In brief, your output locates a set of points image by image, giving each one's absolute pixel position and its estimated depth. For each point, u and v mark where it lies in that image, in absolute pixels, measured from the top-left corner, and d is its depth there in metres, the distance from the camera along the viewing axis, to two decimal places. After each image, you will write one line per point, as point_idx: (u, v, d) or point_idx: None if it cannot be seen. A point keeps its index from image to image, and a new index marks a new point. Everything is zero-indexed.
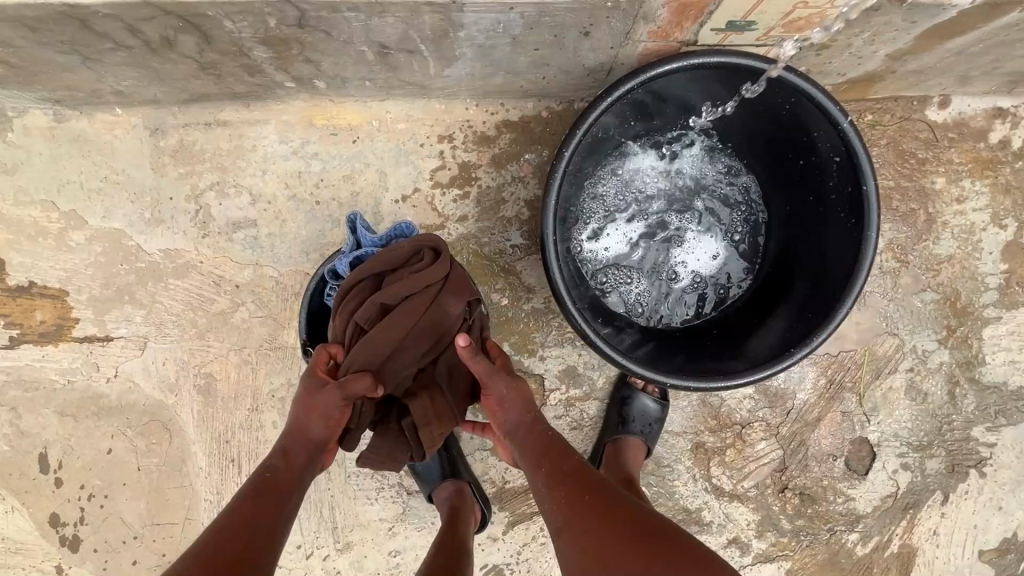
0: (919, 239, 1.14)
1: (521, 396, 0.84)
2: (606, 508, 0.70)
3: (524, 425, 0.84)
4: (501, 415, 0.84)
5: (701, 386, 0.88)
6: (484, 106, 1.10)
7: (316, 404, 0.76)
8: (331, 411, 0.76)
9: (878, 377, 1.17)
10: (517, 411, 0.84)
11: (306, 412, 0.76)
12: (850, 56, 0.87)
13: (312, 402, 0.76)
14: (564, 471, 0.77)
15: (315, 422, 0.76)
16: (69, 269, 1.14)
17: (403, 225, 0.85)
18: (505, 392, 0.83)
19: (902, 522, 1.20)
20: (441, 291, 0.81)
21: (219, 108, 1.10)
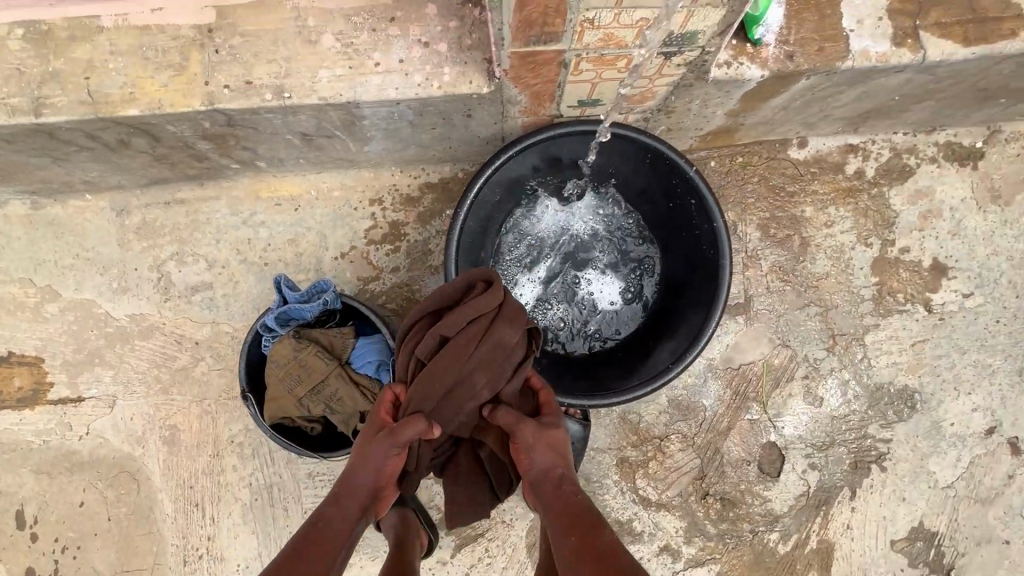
0: (797, 260, 1.30)
1: (557, 446, 0.83)
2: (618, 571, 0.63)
3: (553, 471, 0.80)
4: (528, 460, 0.82)
5: (594, 403, 1.01)
6: (407, 172, 1.27)
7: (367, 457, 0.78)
8: (385, 458, 0.78)
9: (778, 386, 1.30)
10: (547, 457, 0.81)
11: (360, 464, 0.77)
12: (696, 116, 1.05)
13: (363, 451, 0.78)
14: (582, 521, 0.72)
15: (367, 472, 0.77)
16: (45, 337, 1.27)
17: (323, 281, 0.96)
18: (540, 437, 0.82)
19: (817, 519, 1.31)
20: (494, 320, 0.87)
21: (177, 189, 1.27)
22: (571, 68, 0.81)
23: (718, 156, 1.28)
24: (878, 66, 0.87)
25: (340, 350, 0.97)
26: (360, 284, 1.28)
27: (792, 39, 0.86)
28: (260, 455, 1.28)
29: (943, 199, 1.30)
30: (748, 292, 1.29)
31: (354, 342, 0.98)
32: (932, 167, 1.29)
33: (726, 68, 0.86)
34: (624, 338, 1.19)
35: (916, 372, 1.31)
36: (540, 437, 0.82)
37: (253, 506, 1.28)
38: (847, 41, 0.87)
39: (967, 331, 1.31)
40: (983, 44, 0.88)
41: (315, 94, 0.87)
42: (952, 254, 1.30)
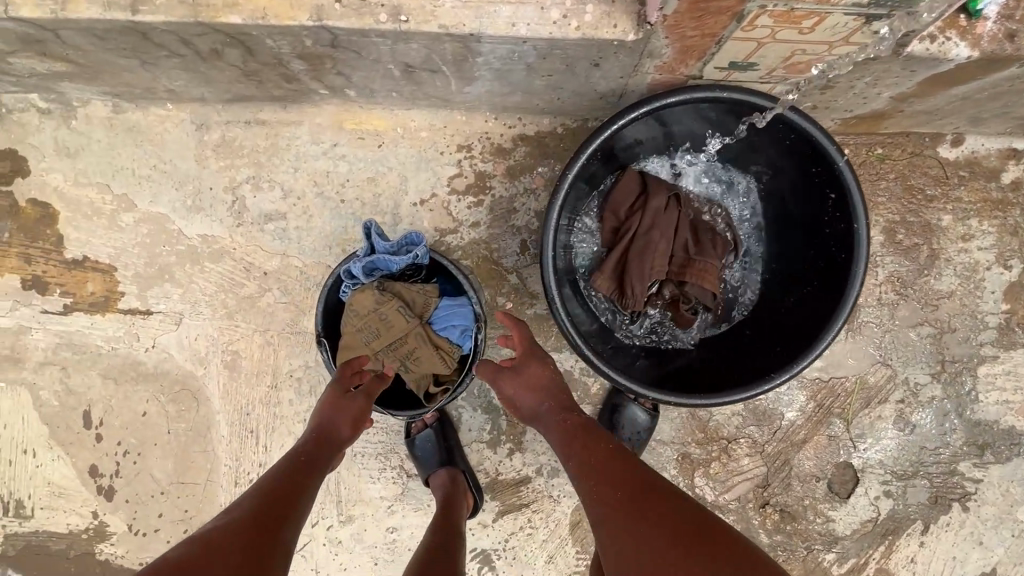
0: (920, 274, 1.15)
1: (546, 373, 0.94)
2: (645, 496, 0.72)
3: (544, 406, 0.91)
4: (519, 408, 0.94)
5: (681, 402, 0.92)
6: (502, 120, 1.16)
7: (337, 408, 0.83)
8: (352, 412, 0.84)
9: (868, 406, 1.20)
10: (537, 387, 0.93)
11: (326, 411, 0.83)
12: (854, 96, 0.91)
13: (331, 410, 0.83)
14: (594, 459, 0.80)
15: (344, 424, 0.83)
16: (119, 246, 1.26)
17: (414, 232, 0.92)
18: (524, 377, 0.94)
19: (880, 547, 1.23)
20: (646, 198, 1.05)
21: (259, 109, 1.20)
22: (744, 23, 0.68)
23: (853, 144, 1.12)
24: None
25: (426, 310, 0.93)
26: (436, 235, 1.20)
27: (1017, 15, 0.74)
28: (317, 394, 1.27)
29: None
30: (857, 301, 1.16)
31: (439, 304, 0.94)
32: None
33: (928, 43, 0.74)
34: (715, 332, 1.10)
35: None
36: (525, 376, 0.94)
37: None
38: None
39: None
40: None
41: (436, 21, 0.77)
42: None
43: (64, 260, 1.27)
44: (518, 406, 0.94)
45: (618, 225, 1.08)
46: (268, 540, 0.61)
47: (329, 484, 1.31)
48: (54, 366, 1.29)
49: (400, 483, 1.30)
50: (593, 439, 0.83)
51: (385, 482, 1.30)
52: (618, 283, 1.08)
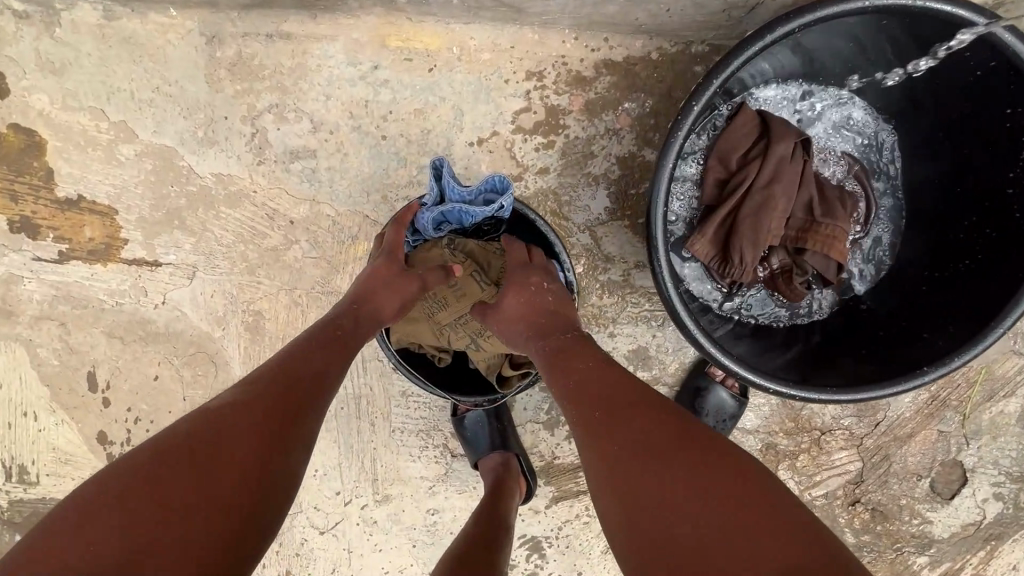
0: None
1: (531, 292, 0.79)
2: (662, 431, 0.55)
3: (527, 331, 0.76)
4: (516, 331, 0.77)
5: (810, 394, 0.76)
6: (584, 41, 0.94)
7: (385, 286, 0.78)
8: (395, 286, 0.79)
9: (988, 399, 1.04)
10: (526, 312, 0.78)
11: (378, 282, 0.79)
12: None
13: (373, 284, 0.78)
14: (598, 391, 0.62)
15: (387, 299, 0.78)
16: (119, 185, 1.07)
17: (495, 181, 0.83)
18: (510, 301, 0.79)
19: (980, 552, 1.10)
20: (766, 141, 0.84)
21: (283, 18, 0.97)
22: None
23: None
24: None
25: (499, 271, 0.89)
26: None
27: None
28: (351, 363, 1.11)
29: None
30: None
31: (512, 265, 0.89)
32: None
33: None
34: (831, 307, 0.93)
35: None
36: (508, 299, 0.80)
37: (339, 414, 1.15)
38: None
39: None
40: None
41: None
42: None
43: (56, 199, 1.08)
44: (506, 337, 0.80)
45: (724, 176, 0.88)
46: (288, 431, 0.58)
47: (364, 462, 1.17)
48: (52, 321, 1.13)
49: (443, 463, 1.17)
50: (586, 363, 0.67)
51: (427, 461, 1.17)
52: (721, 248, 0.89)
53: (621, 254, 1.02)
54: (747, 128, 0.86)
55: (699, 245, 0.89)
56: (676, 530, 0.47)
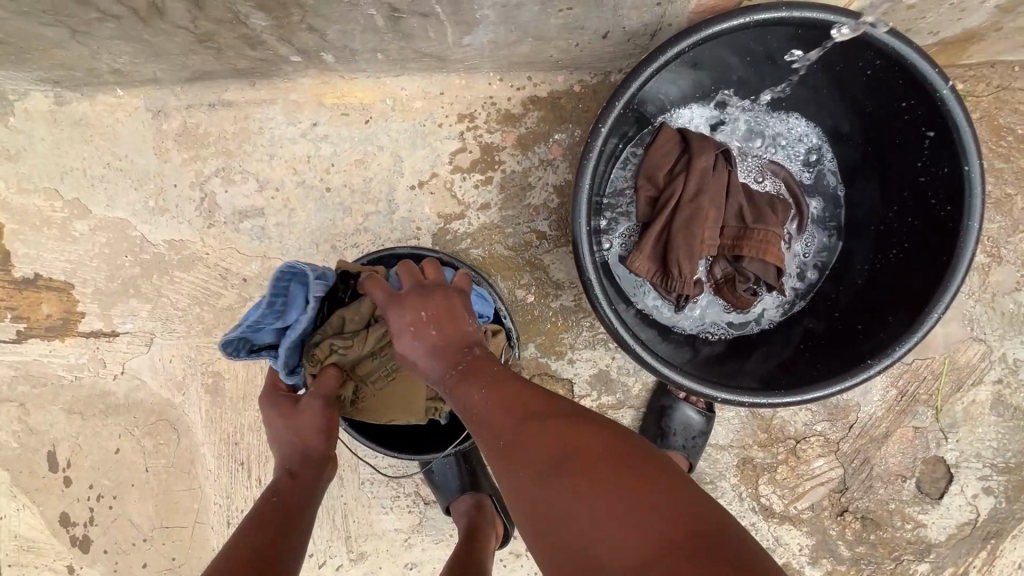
0: (1014, 229, 0.97)
1: (426, 324, 0.66)
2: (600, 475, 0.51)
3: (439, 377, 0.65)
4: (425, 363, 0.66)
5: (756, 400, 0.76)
6: (509, 81, 0.99)
7: (286, 434, 0.73)
8: (308, 424, 0.73)
9: (959, 390, 1.02)
10: (438, 351, 0.65)
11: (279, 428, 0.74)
12: (950, 8, 0.74)
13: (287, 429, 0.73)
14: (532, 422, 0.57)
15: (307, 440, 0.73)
16: (74, 260, 1.09)
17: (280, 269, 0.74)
18: (406, 340, 0.66)
19: (981, 553, 1.05)
20: (686, 158, 0.87)
21: (224, 88, 1.02)
22: None
23: None
24: None
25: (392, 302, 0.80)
26: (440, 222, 1.03)
27: None
28: None
29: None
30: None
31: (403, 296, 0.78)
32: None
33: None
34: (778, 310, 0.94)
35: None
36: (407, 340, 0.66)
37: None
38: None
39: None
40: None
41: None
42: None
43: (14, 280, 1.10)
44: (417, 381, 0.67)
45: (654, 195, 0.90)
46: None
47: (336, 518, 1.13)
48: (11, 402, 1.13)
49: (416, 512, 1.13)
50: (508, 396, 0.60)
51: (399, 512, 1.13)
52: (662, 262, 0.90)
53: (570, 280, 1.03)
54: (668, 147, 0.89)
55: (641, 263, 0.90)
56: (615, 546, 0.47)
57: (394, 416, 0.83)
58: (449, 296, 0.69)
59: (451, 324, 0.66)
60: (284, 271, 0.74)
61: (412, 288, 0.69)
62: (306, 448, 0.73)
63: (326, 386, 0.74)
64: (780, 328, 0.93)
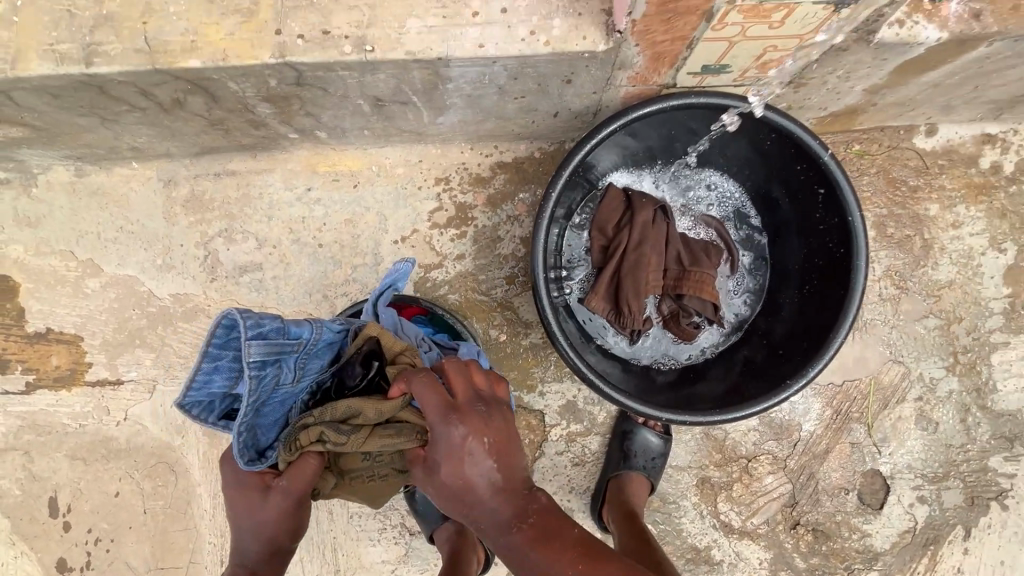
0: (916, 264, 1.13)
1: (485, 453, 0.63)
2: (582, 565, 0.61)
3: (478, 512, 0.64)
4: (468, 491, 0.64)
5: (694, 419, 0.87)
6: (478, 149, 1.15)
7: (248, 520, 0.71)
8: (274, 520, 0.71)
9: (886, 407, 1.14)
10: (492, 485, 0.63)
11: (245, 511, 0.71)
12: (829, 92, 0.90)
13: (253, 523, 0.71)
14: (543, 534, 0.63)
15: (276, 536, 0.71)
16: (84, 315, 1.19)
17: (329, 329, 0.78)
18: (451, 467, 0.63)
19: (923, 559, 1.15)
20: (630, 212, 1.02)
21: (228, 160, 1.17)
22: (714, 21, 0.67)
23: (831, 144, 1.12)
24: None
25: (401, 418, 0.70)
26: (420, 271, 1.16)
27: None
28: None
29: None
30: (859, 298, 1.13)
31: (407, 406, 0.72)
32: None
33: (897, 28, 0.71)
34: (718, 340, 1.07)
35: None
36: (463, 468, 0.63)
37: None
38: None
39: None
40: None
41: (402, 47, 0.75)
42: None
43: (26, 334, 1.19)
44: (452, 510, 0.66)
45: (605, 244, 1.04)
46: None
47: (326, 552, 1.20)
48: (16, 451, 1.19)
49: (402, 543, 1.19)
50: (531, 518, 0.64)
51: (387, 544, 1.20)
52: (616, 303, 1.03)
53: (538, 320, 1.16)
54: (614, 204, 1.04)
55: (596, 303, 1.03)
56: None
57: (354, 500, 0.81)
58: (501, 412, 0.66)
59: (505, 447, 0.65)
60: (316, 325, 0.75)
61: (469, 400, 0.66)
62: (269, 543, 0.71)
63: (304, 479, 0.70)
64: (722, 356, 1.07)
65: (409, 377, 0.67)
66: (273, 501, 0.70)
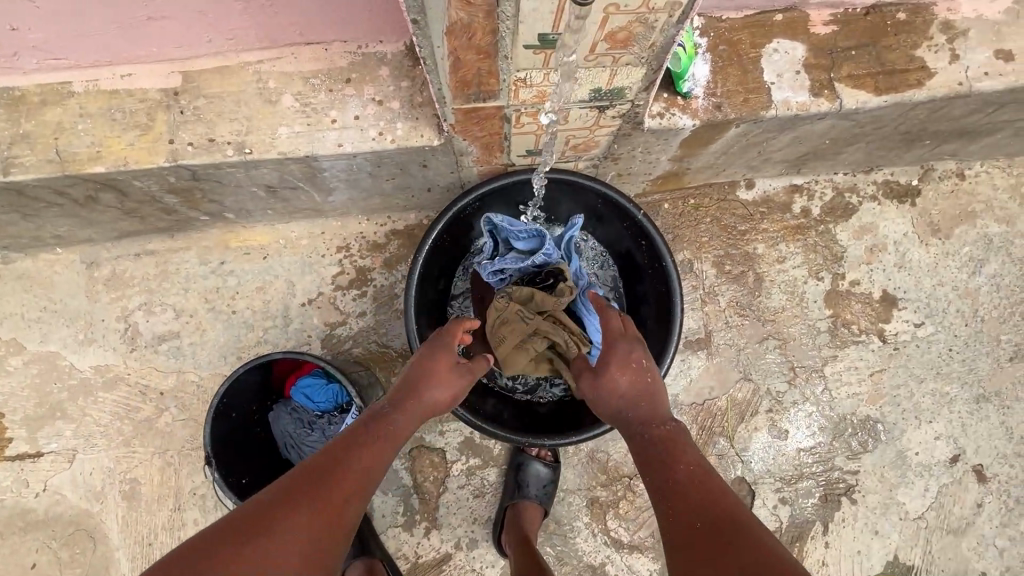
0: (752, 295, 1.34)
1: (634, 369, 0.88)
2: (689, 495, 0.70)
3: (633, 413, 0.85)
4: (612, 385, 0.87)
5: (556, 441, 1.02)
6: (374, 220, 1.32)
7: (436, 373, 0.86)
8: (450, 387, 0.87)
9: (743, 420, 1.31)
10: (622, 395, 0.86)
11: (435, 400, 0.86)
12: (642, 162, 1.11)
13: (437, 377, 0.86)
14: (671, 449, 0.78)
15: (432, 391, 0.85)
16: (6, 392, 1.26)
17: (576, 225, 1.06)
18: (619, 370, 0.88)
19: (792, 556, 1.29)
20: None
21: (147, 241, 1.30)
22: (512, 122, 0.86)
23: (670, 199, 1.34)
24: (800, 113, 0.94)
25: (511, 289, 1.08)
26: (326, 329, 1.29)
27: (719, 91, 0.93)
28: (221, 508, 1.25)
29: (887, 233, 1.36)
30: (708, 327, 1.33)
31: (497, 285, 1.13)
32: (874, 204, 1.36)
33: (659, 118, 0.92)
34: None
35: (877, 403, 1.33)
36: (622, 373, 0.87)
37: None
38: (769, 92, 0.94)
39: (922, 359, 1.34)
40: (894, 93, 0.95)
41: (275, 149, 0.92)
42: (900, 286, 1.35)
43: None
44: (607, 411, 0.89)
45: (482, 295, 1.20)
46: (307, 519, 0.66)
47: None
48: None
49: None
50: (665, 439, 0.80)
51: None
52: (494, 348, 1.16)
53: None
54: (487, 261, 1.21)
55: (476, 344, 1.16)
56: (694, 508, 0.68)
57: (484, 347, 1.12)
58: (644, 346, 0.91)
59: (650, 374, 0.88)
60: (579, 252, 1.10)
61: (622, 332, 0.93)
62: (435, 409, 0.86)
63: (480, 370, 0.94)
64: None
65: (599, 309, 0.96)
66: (459, 376, 0.88)
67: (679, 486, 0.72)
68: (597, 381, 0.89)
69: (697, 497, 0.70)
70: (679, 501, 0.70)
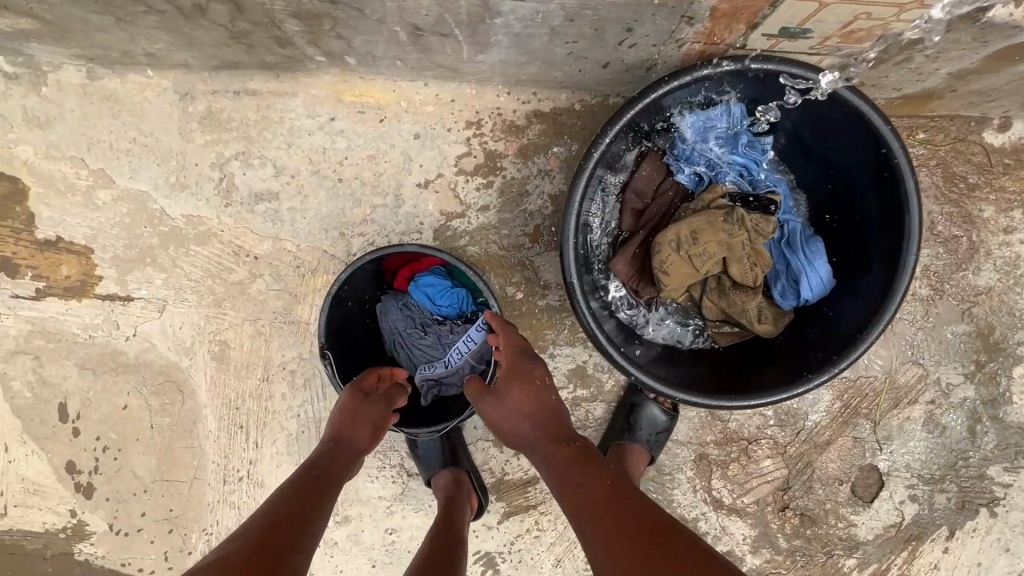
0: (956, 267, 1.08)
1: (536, 390, 0.87)
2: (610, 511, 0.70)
3: (539, 436, 0.84)
4: (518, 412, 0.86)
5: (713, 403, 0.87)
6: (516, 95, 1.07)
7: (357, 413, 0.86)
8: (375, 420, 0.87)
9: (896, 406, 1.13)
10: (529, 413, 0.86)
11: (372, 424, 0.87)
12: (909, 71, 0.83)
13: (355, 413, 0.86)
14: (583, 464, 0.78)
15: (357, 429, 0.85)
16: (95, 226, 1.16)
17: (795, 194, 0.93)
18: (524, 394, 0.87)
19: (903, 553, 1.18)
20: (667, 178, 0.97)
21: (249, 78, 1.09)
22: None
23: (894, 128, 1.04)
24: None
25: (716, 190, 0.92)
26: (442, 219, 1.12)
27: None
28: (311, 387, 1.20)
29: None
30: None
31: (689, 185, 0.96)
32: None
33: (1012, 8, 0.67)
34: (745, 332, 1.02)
35: None
36: (525, 396, 0.87)
37: (300, 438, 1.21)
38: None
39: None
40: None
41: None
42: None
43: (35, 241, 1.17)
44: (511, 433, 0.87)
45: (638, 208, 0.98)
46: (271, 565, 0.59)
47: None
48: (26, 354, 1.20)
49: (399, 483, 1.22)
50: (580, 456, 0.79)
51: (384, 482, 1.22)
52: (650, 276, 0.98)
53: (557, 282, 1.13)
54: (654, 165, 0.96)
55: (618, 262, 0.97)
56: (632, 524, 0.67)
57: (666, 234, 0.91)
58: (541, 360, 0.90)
59: (552, 391, 0.88)
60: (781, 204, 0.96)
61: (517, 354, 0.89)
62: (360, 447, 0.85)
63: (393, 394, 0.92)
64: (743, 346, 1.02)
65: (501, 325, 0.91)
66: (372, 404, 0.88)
67: (596, 503, 0.72)
68: (504, 408, 0.87)
69: (621, 512, 0.70)
70: (604, 524, 0.69)
